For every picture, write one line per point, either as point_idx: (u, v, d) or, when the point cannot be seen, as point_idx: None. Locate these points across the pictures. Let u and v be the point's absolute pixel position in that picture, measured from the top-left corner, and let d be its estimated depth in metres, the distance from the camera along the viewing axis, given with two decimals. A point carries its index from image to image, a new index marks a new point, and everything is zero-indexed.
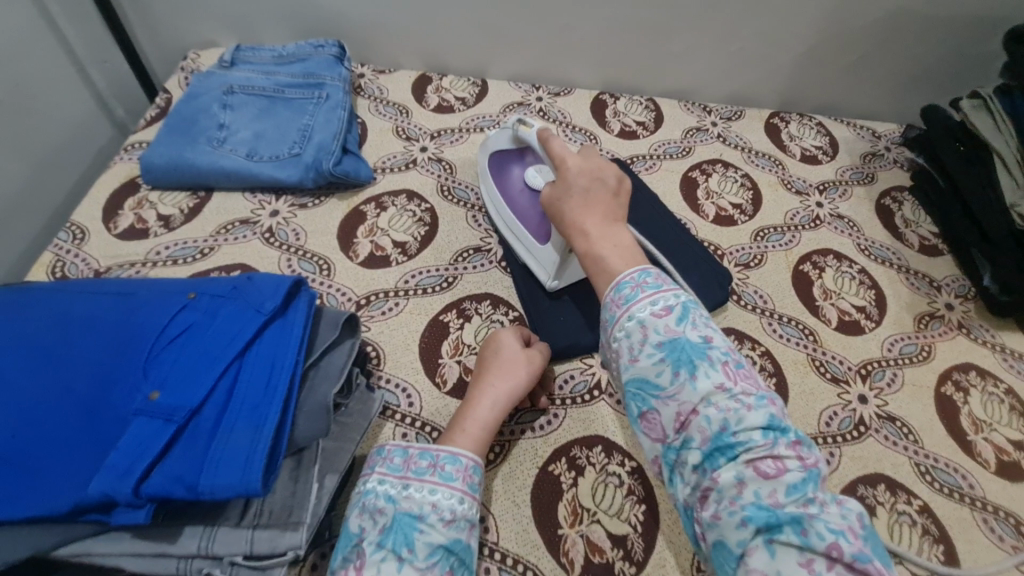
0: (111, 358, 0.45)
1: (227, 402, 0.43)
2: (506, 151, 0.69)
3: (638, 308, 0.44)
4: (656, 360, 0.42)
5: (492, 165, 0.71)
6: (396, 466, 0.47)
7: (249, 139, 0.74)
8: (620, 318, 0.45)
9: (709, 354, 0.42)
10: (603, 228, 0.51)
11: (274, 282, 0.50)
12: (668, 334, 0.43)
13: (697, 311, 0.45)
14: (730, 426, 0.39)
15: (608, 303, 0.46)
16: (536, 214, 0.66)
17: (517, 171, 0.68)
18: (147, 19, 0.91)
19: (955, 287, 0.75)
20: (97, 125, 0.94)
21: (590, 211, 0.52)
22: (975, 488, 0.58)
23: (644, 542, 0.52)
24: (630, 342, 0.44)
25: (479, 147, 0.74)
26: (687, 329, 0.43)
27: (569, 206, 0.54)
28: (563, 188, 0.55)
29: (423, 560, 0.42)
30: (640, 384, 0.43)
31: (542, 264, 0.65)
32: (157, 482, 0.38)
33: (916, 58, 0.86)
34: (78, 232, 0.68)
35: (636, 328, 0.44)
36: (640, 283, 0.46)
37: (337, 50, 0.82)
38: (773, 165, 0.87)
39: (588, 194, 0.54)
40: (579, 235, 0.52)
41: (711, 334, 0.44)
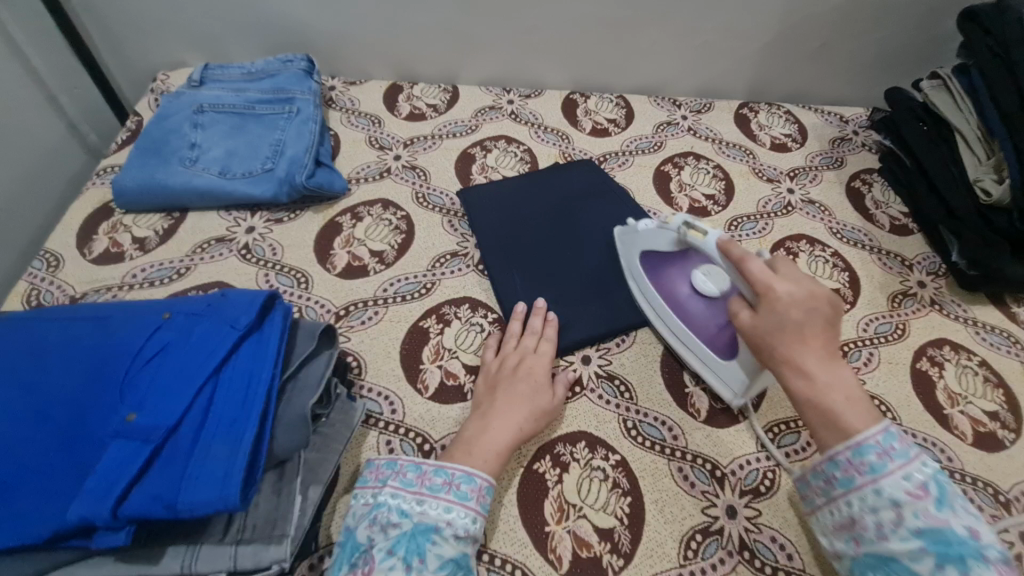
0: (87, 383, 0.45)
1: (204, 419, 0.43)
2: (662, 252, 0.62)
3: (887, 481, 0.41)
4: (913, 546, 0.39)
5: (646, 265, 0.65)
6: (410, 481, 0.48)
7: (221, 157, 0.74)
8: (861, 483, 0.42)
9: (982, 553, 0.37)
10: (827, 367, 0.46)
11: (248, 297, 0.50)
12: (932, 523, 0.39)
13: (954, 490, 0.41)
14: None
15: (842, 460, 0.43)
16: (714, 326, 0.59)
17: (679, 277, 0.62)
18: (114, 42, 0.91)
19: (926, 265, 0.77)
20: (70, 151, 0.93)
21: (808, 350, 0.46)
22: (953, 461, 0.60)
23: (630, 534, 0.53)
24: (871, 512, 0.41)
25: (621, 237, 0.67)
26: (952, 516, 0.39)
27: (785, 344, 0.47)
28: (772, 318, 0.48)
29: (432, 571, 0.43)
30: (880, 559, 0.40)
31: (726, 376, 0.58)
32: (135, 503, 0.38)
33: (877, 42, 0.87)
34: (53, 260, 0.67)
35: (887, 505, 0.41)
36: (887, 447, 0.42)
37: (306, 64, 0.82)
38: (744, 155, 0.88)
39: (802, 328, 0.47)
40: (795, 373, 0.46)
41: (975, 524, 0.40)
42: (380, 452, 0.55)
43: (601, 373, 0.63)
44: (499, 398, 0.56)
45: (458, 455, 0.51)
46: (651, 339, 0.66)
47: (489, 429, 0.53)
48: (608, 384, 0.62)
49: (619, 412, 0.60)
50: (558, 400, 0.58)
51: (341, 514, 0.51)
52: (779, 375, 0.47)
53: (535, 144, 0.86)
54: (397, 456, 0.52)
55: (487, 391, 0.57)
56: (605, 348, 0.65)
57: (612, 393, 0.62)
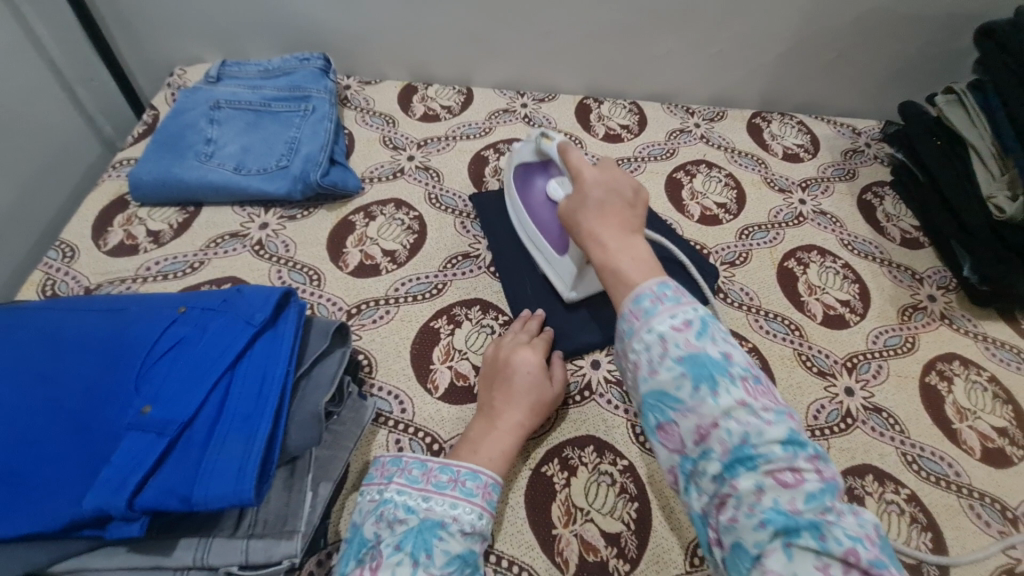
0: (103, 373, 0.45)
1: (219, 414, 0.43)
2: (530, 163, 0.68)
3: (657, 321, 0.42)
4: (677, 374, 0.39)
5: (516, 179, 0.70)
6: (415, 478, 0.47)
7: (236, 153, 0.74)
8: (637, 329, 0.42)
9: (730, 370, 0.39)
10: (623, 241, 0.48)
11: (264, 293, 0.50)
12: (690, 349, 0.40)
13: (716, 326, 0.42)
14: (751, 438, 0.37)
15: (626, 314, 0.43)
16: (555, 228, 0.65)
17: (540, 182, 0.67)
18: (133, 36, 0.92)
19: (936, 279, 0.76)
20: (85, 143, 0.94)
21: (605, 223, 0.50)
22: (961, 475, 0.59)
23: (637, 539, 0.53)
24: (646, 352, 0.41)
25: (506, 163, 0.74)
26: (708, 344, 0.40)
27: (584, 219, 0.51)
28: (579, 198, 0.53)
29: (439, 567, 0.42)
30: (656, 394, 0.40)
31: (560, 272, 0.65)
32: (150, 495, 0.39)
33: (893, 55, 0.87)
34: (68, 250, 0.68)
35: (654, 341, 0.41)
36: (660, 294, 0.43)
37: (323, 63, 0.83)
38: (755, 164, 0.88)
39: (603, 205, 0.51)
40: (595, 247, 0.49)
41: (731, 351, 0.41)
42: (390, 451, 0.56)
43: (610, 379, 0.63)
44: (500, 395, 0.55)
45: (468, 454, 0.51)
46: None
47: (497, 430, 0.53)
48: (617, 390, 0.62)
49: (627, 417, 0.60)
50: (551, 395, 0.57)
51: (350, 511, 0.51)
52: (585, 248, 0.50)
53: None
54: (405, 453, 0.52)
55: (488, 386, 0.57)
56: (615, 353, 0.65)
57: (620, 399, 0.62)
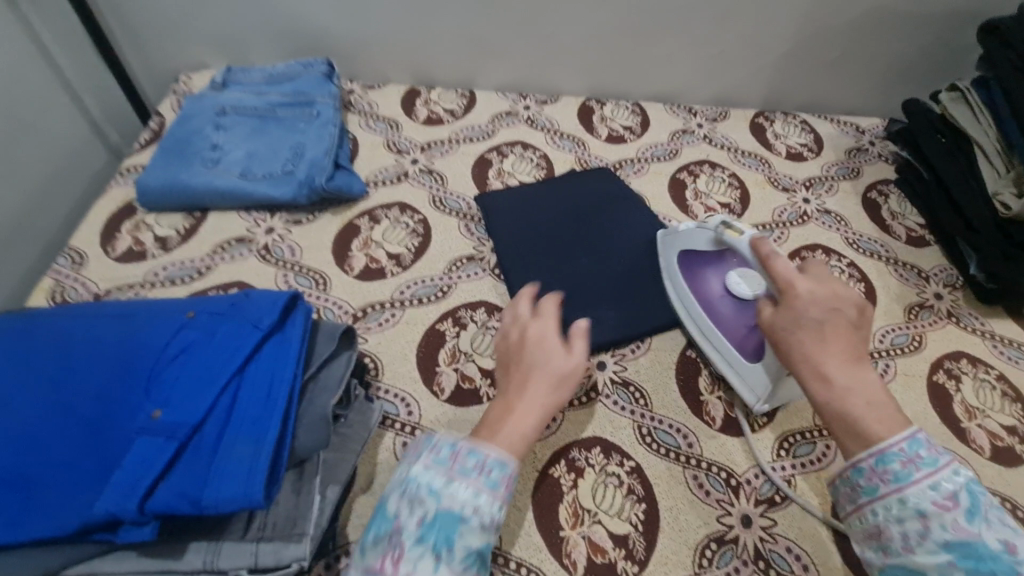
0: (114, 378, 0.46)
1: (228, 418, 0.44)
2: (702, 253, 0.63)
3: (914, 492, 0.39)
4: (941, 561, 0.37)
5: (681, 263, 0.66)
6: (442, 458, 0.44)
7: (242, 158, 0.75)
8: (884, 493, 0.41)
9: (1013, 566, 0.36)
10: (850, 372, 0.45)
11: (271, 297, 0.50)
12: (958, 533, 0.37)
13: (987, 498, 0.39)
14: (1007, 560, 0.36)
15: (864, 467, 0.42)
16: (743, 329, 0.59)
17: (713, 277, 0.63)
18: (139, 44, 0.93)
19: (943, 277, 0.76)
20: (91, 150, 0.95)
21: (833, 347, 0.46)
22: (970, 474, 0.59)
23: (645, 540, 0.53)
24: (896, 522, 0.40)
25: (664, 239, 0.69)
26: (982, 528, 0.37)
27: (800, 339, 0.47)
28: (790, 316, 0.48)
29: (459, 562, 0.41)
30: (911, 575, 0.39)
31: (750, 385, 0.59)
32: (161, 498, 0.39)
33: (895, 53, 0.87)
34: (76, 257, 0.68)
35: (912, 516, 0.39)
36: (913, 454, 0.40)
37: (326, 68, 0.83)
38: (759, 163, 0.88)
39: (823, 326, 0.47)
40: (816, 381, 0.45)
41: (1013, 540, 0.37)
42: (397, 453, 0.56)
43: (615, 380, 0.63)
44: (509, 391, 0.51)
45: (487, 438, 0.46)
46: (666, 346, 0.66)
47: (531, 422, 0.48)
48: (623, 391, 0.62)
49: (634, 418, 0.60)
50: (580, 357, 0.53)
51: (358, 515, 0.52)
52: (805, 386, 0.46)
53: (552, 149, 0.87)
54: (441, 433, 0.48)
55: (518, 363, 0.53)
56: (620, 354, 0.65)
57: (626, 400, 0.62)
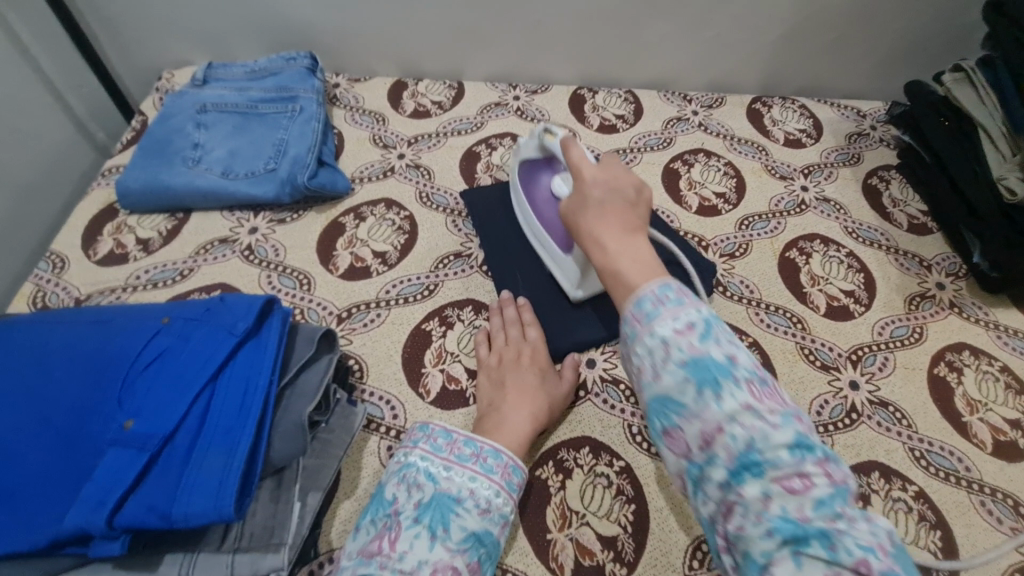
0: (88, 387, 0.45)
1: (201, 427, 0.43)
2: (534, 160, 0.67)
3: (659, 324, 0.39)
4: (679, 379, 0.38)
5: (521, 173, 0.69)
6: (440, 447, 0.50)
7: (224, 157, 0.73)
8: (638, 332, 0.40)
9: (734, 372, 0.37)
10: (622, 242, 0.46)
11: (246, 302, 0.49)
12: (692, 352, 0.38)
13: (722, 325, 0.40)
14: (757, 444, 0.35)
15: (628, 320, 0.41)
16: (561, 224, 0.64)
17: (544, 179, 0.66)
18: (122, 40, 0.91)
19: (945, 266, 0.74)
20: (78, 150, 0.93)
21: (606, 221, 0.48)
22: (971, 471, 0.57)
23: (634, 542, 0.52)
24: (647, 355, 0.39)
25: (512, 157, 0.72)
26: (712, 346, 0.38)
27: (584, 217, 0.49)
28: (578, 200, 0.50)
29: (455, 542, 0.44)
30: (661, 402, 0.39)
31: (567, 272, 0.64)
32: (130, 512, 0.38)
33: (897, 33, 0.84)
34: (58, 261, 0.68)
35: (658, 346, 0.39)
36: (662, 296, 0.41)
37: (309, 62, 0.81)
38: (755, 151, 0.85)
39: (604, 205, 0.49)
40: (594, 247, 0.47)
41: (737, 352, 0.39)
42: (381, 457, 0.55)
43: (606, 378, 0.62)
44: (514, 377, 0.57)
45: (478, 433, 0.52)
46: None
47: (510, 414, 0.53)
48: (613, 389, 0.61)
49: (624, 417, 0.59)
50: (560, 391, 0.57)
51: (342, 520, 0.51)
52: (587, 253, 0.48)
53: None
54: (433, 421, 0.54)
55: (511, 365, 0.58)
56: (611, 351, 0.64)
57: (616, 398, 0.60)
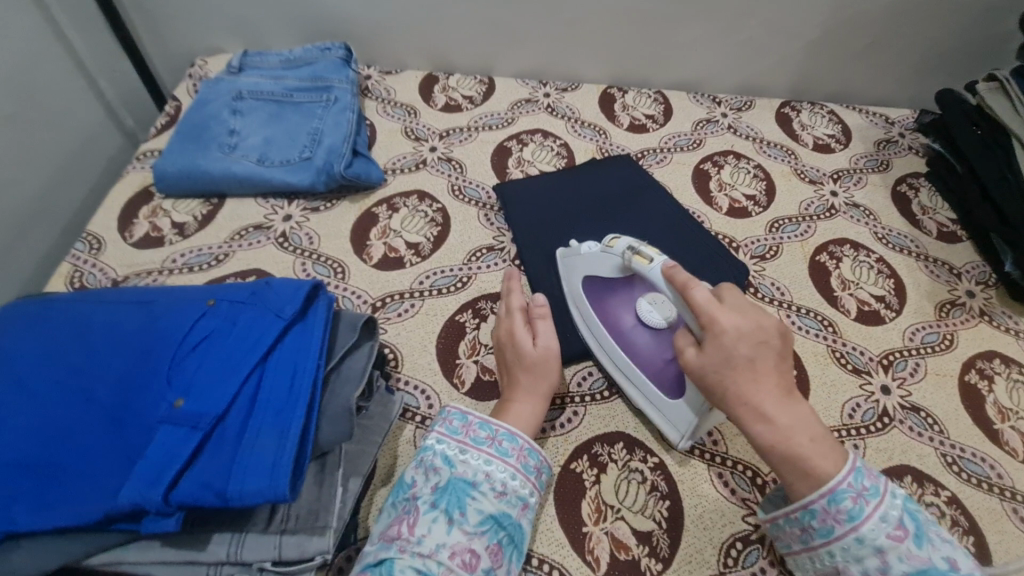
0: (136, 366, 0.45)
1: (251, 408, 0.43)
2: (606, 279, 0.60)
3: (868, 527, 0.41)
4: None
5: (589, 291, 0.62)
6: (455, 430, 0.50)
7: (259, 144, 0.74)
8: (839, 533, 0.41)
9: (939, 553, 0.40)
10: (781, 407, 0.44)
11: (292, 286, 0.49)
12: (916, 561, 0.39)
13: (922, 516, 0.42)
14: None
15: (818, 509, 0.42)
16: (660, 360, 0.56)
17: (624, 308, 0.59)
18: (156, 26, 0.91)
19: (975, 274, 0.74)
20: (107, 134, 0.94)
21: (761, 386, 0.45)
22: (1003, 478, 0.58)
23: (669, 538, 0.52)
24: (857, 561, 0.41)
25: (561, 263, 0.65)
26: (930, 550, 0.40)
27: (735, 383, 0.45)
28: (722, 357, 0.45)
29: (472, 524, 0.45)
30: None
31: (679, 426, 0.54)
32: (185, 490, 0.39)
33: (929, 41, 0.85)
34: (94, 242, 0.68)
35: (870, 553, 0.40)
36: (859, 488, 0.42)
37: (344, 52, 0.82)
38: (785, 155, 0.86)
39: (753, 362, 0.45)
40: (756, 420, 0.44)
41: (951, 550, 0.40)
42: (417, 446, 0.55)
43: None
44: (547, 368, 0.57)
45: (517, 423, 0.52)
46: None
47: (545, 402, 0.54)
48: None
49: None
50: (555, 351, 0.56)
51: (379, 507, 0.51)
52: (744, 426, 0.45)
53: (572, 138, 0.85)
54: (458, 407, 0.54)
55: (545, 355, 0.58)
56: None
57: None
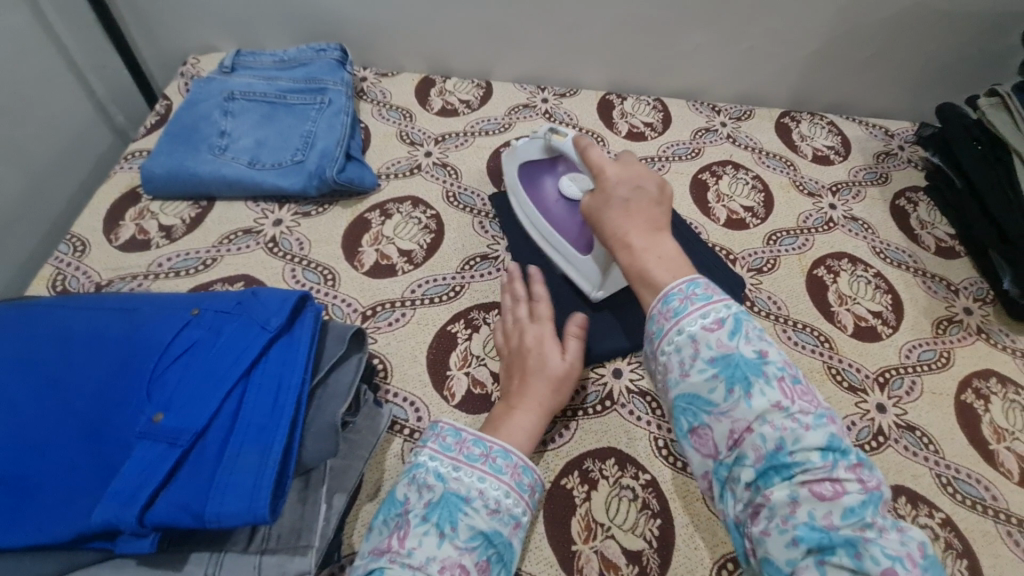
0: (115, 377, 0.44)
1: (233, 424, 0.42)
2: (535, 161, 0.68)
3: (687, 320, 0.42)
4: (708, 376, 0.40)
5: (521, 175, 0.70)
6: (449, 446, 0.49)
7: (250, 146, 0.72)
8: (668, 329, 0.43)
9: (763, 368, 0.40)
10: (648, 239, 0.49)
11: (279, 296, 0.48)
12: (721, 349, 0.41)
13: (751, 322, 0.43)
14: (787, 445, 0.37)
15: (662, 327, 0.43)
16: (575, 224, 0.64)
17: (550, 181, 0.67)
18: (148, 23, 0.90)
19: (972, 291, 0.73)
20: (97, 131, 0.92)
21: (632, 221, 0.50)
22: (998, 500, 0.57)
23: (660, 558, 0.51)
24: (676, 353, 0.42)
25: (505, 158, 0.73)
26: (740, 343, 0.41)
27: (610, 216, 0.51)
28: (603, 197, 0.52)
29: (464, 540, 0.43)
30: (689, 398, 0.41)
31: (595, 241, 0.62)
32: (161, 510, 0.37)
33: (931, 55, 0.84)
34: (79, 244, 0.66)
35: (686, 342, 0.42)
36: (689, 294, 0.44)
37: (339, 54, 0.80)
38: (783, 166, 0.85)
39: (629, 203, 0.51)
40: (621, 249, 0.50)
41: (768, 348, 0.41)
42: (405, 460, 0.54)
43: (632, 389, 0.61)
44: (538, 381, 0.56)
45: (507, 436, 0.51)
46: None
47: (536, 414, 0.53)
48: (640, 400, 0.60)
49: (651, 429, 0.58)
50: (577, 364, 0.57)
51: (364, 523, 0.50)
52: (614, 255, 0.51)
53: None
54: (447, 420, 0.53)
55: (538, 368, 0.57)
56: (637, 361, 0.63)
57: (643, 410, 0.60)
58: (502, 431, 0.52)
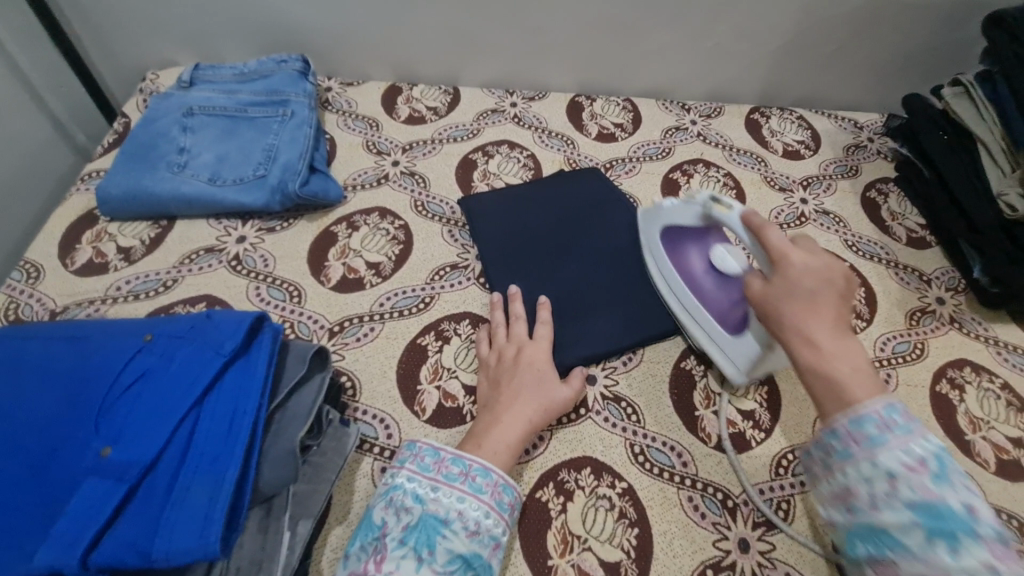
0: (63, 411, 0.42)
1: (186, 455, 0.40)
2: (687, 227, 0.61)
3: (885, 453, 0.37)
4: (905, 520, 0.35)
5: (666, 237, 0.63)
6: (427, 466, 0.48)
7: (211, 162, 0.71)
8: (857, 454, 0.38)
9: (976, 530, 0.33)
10: (837, 343, 0.42)
11: (235, 319, 0.47)
12: (926, 494, 0.35)
13: (954, 465, 0.37)
14: None
15: (840, 431, 0.39)
16: (727, 302, 0.58)
17: (695, 253, 0.61)
18: (104, 39, 0.88)
19: (945, 281, 0.74)
20: (55, 151, 0.90)
21: (817, 318, 0.44)
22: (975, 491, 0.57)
23: (638, 568, 0.50)
24: (866, 482, 0.37)
25: (644, 214, 0.66)
26: (950, 493, 0.35)
27: (791, 312, 0.45)
28: (780, 286, 0.46)
29: (442, 564, 0.43)
30: (871, 534, 0.36)
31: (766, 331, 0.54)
32: (107, 550, 0.36)
33: (895, 47, 0.84)
34: (33, 270, 0.64)
35: (881, 475, 0.37)
36: (888, 420, 0.38)
37: (301, 64, 0.79)
38: (754, 162, 0.85)
39: (814, 296, 0.45)
40: (801, 345, 0.43)
41: (974, 501, 0.35)
42: (375, 480, 0.53)
43: (607, 395, 0.60)
44: (508, 393, 0.54)
45: (478, 451, 0.50)
46: (660, 359, 0.63)
47: (506, 426, 0.52)
48: (616, 407, 0.59)
49: (626, 436, 0.57)
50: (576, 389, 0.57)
51: (333, 547, 0.49)
52: (789, 350, 0.44)
53: (539, 149, 0.83)
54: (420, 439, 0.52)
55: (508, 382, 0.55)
56: (611, 367, 0.62)
57: (618, 416, 0.59)
58: (473, 446, 0.50)
